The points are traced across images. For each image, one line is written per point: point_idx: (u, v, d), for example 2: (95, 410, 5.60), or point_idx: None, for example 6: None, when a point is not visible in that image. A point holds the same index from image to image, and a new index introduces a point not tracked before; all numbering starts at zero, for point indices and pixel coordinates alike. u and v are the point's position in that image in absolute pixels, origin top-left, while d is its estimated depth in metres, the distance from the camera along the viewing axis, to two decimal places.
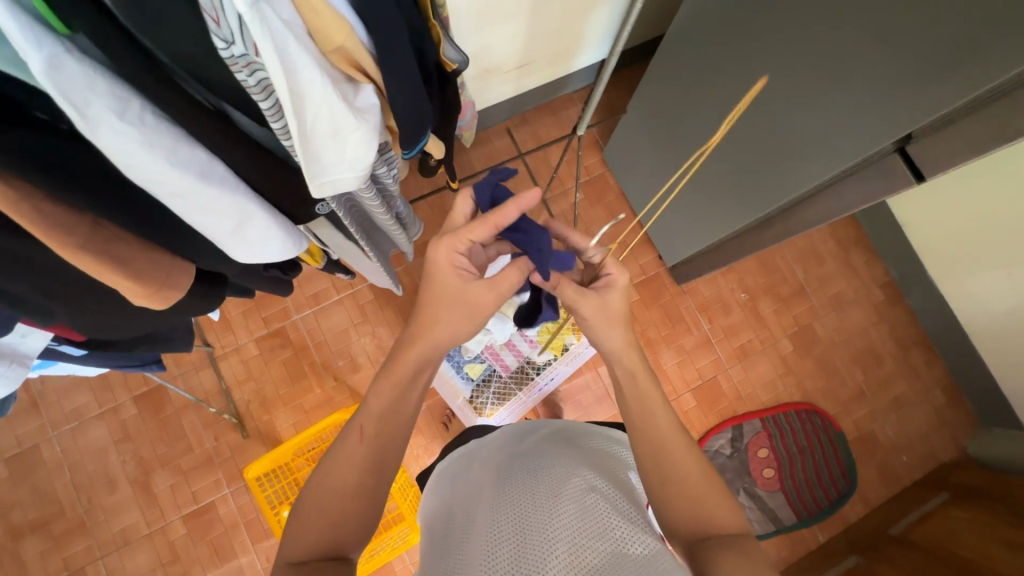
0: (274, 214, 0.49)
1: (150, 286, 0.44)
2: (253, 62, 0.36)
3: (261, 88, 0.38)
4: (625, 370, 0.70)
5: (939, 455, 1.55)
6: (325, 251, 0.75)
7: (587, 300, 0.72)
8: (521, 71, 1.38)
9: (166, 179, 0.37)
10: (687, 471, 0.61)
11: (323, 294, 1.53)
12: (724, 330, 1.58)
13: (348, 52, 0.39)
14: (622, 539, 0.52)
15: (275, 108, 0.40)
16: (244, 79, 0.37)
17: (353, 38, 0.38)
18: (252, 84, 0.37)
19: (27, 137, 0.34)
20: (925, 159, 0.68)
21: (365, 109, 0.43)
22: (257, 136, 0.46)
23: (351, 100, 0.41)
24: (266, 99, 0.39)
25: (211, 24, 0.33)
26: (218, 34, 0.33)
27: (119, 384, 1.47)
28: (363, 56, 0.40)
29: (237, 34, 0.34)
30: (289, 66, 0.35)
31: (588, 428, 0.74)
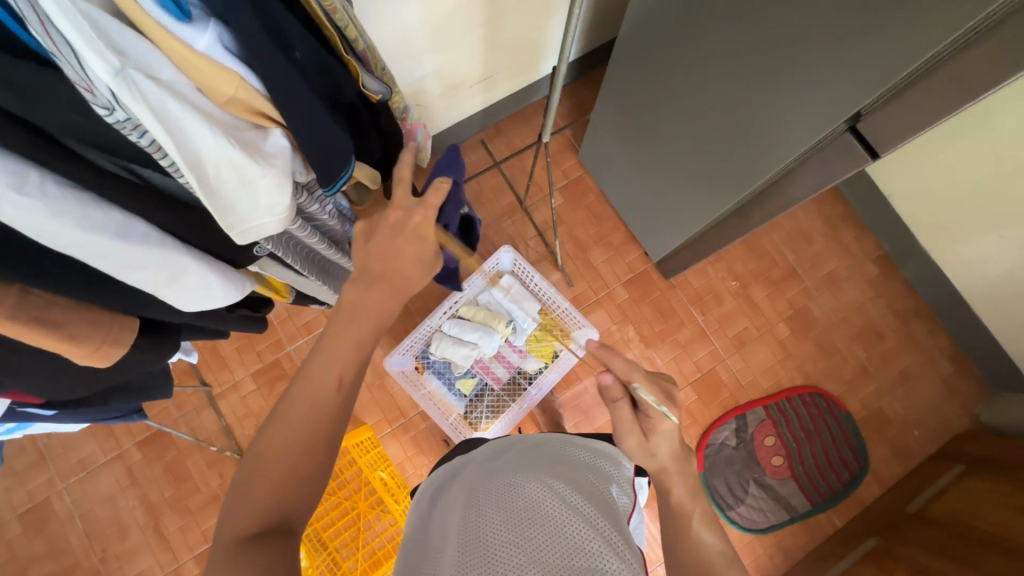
0: (208, 262, 0.49)
1: (89, 345, 0.44)
2: (139, 124, 0.37)
3: (156, 146, 0.39)
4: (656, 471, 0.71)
5: (952, 427, 1.51)
6: (292, 286, 0.79)
7: (629, 439, 0.71)
8: (487, 83, 1.38)
9: (80, 244, 0.38)
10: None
11: (314, 323, 1.54)
12: (718, 321, 1.57)
13: (243, 100, 0.40)
14: (596, 559, 0.49)
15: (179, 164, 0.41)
16: (135, 140, 0.38)
17: (245, 87, 0.39)
18: (146, 144, 0.38)
19: None
20: (877, 134, 0.69)
21: (273, 153, 0.44)
22: (177, 191, 0.47)
23: (257, 147, 0.42)
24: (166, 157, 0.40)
25: (86, 94, 0.33)
26: (97, 102, 0.34)
27: (122, 431, 1.49)
28: (260, 102, 0.41)
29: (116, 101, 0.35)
30: (172, 124, 0.36)
31: (571, 443, 0.72)
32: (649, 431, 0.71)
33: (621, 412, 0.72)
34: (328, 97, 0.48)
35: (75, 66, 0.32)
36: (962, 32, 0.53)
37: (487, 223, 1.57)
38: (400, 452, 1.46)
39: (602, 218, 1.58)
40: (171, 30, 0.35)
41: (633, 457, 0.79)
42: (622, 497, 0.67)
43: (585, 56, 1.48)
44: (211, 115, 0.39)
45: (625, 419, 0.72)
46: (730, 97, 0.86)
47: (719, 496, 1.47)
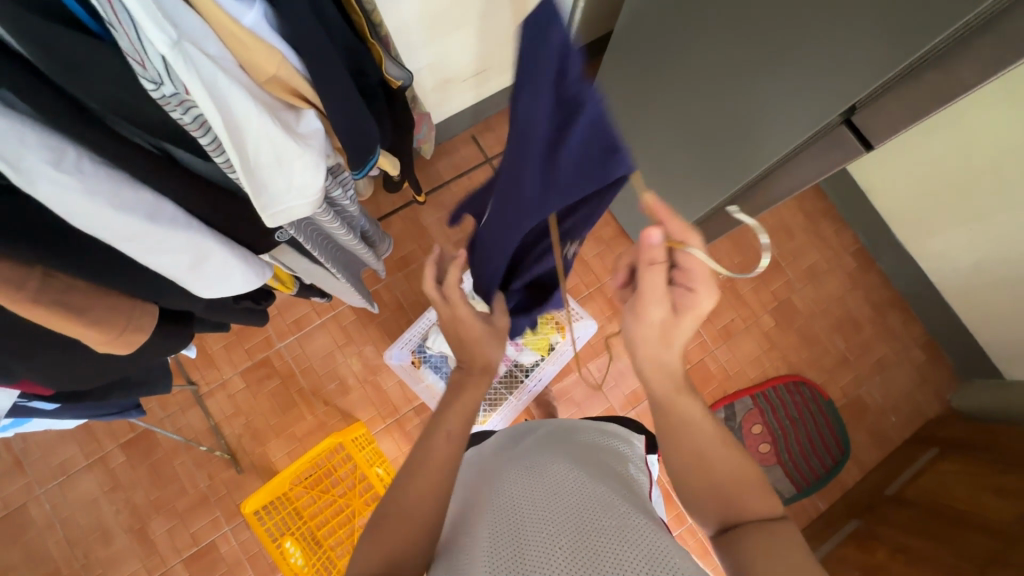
0: (232, 247, 0.49)
1: (110, 332, 0.43)
2: (184, 99, 0.37)
3: (197, 124, 0.39)
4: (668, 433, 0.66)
5: (925, 412, 1.58)
6: (297, 278, 0.77)
7: (658, 311, 0.58)
8: (479, 77, 1.38)
9: (115, 226, 0.37)
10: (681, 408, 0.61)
11: (304, 319, 1.52)
12: (706, 313, 1.60)
13: (283, 79, 0.40)
14: (623, 518, 0.50)
15: (215, 143, 0.42)
16: (179, 117, 0.38)
17: (286, 66, 0.39)
18: (188, 121, 0.39)
19: None
20: (872, 128, 0.71)
21: (308, 135, 0.44)
22: (207, 172, 0.47)
23: (293, 127, 0.43)
24: (205, 135, 0.40)
25: (137, 67, 0.34)
26: (146, 76, 0.35)
27: (104, 433, 1.44)
28: (298, 82, 0.41)
29: (165, 75, 0.35)
30: (220, 100, 0.36)
31: (585, 429, 0.73)
32: (682, 307, 0.58)
33: (655, 277, 0.56)
34: (358, 83, 0.50)
35: (130, 37, 0.33)
36: (961, 26, 0.56)
37: None
38: (394, 449, 1.48)
39: None
40: (221, 6, 0.35)
41: (642, 437, 0.80)
42: (638, 475, 0.68)
43: None
44: (255, 93, 0.39)
45: (656, 289, 0.57)
46: (723, 94, 0.88)
47: None
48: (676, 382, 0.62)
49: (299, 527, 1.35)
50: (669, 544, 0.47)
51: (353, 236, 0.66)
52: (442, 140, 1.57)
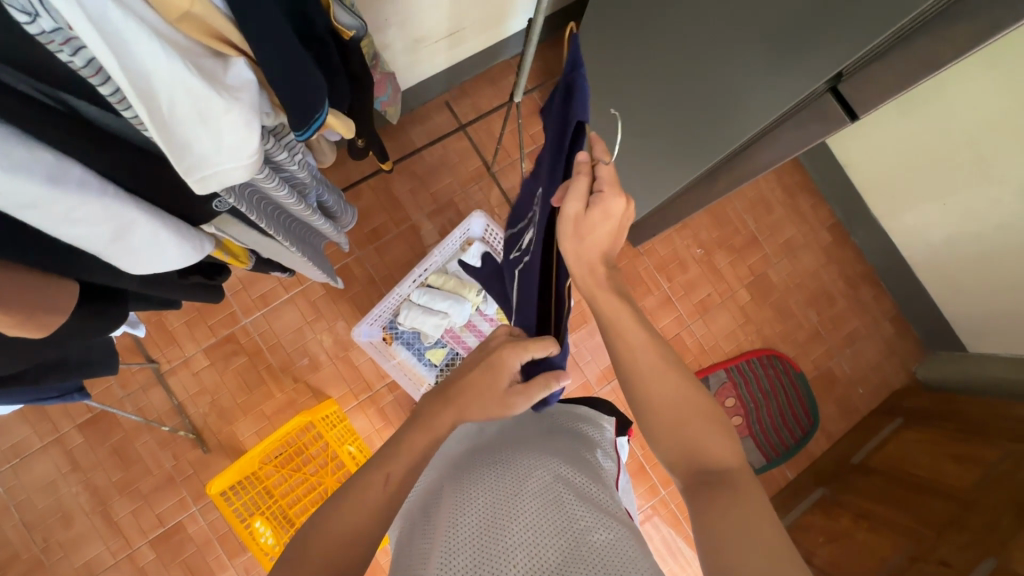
0: (162, 218, 0.44)
1: (20, 317, 0.38)
2: (70, 37, 0.31)
3: (94, 69, 0.34)
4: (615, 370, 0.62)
5: (892, 383, 1.62)
6: (253, 253, 0.72)
7: (578, 200, 0.52)
8: (453, 38, 1.30)
9: (6, 191, 0.32)
10: (644, 373, 0.59)
11: (271, 294, 1.46)
12: (684, 287, 1.59)
13: (198, 17, 0.35)
14: (584, 528, 0.46)
15: (120, 94, 0.36)
16: (67, 59, 0.33)
17: (200, 1, 0.34)
18: (80, 64, 0.33)
19: None
20: (857, 97, 0.68)
21: (235, 87, 0.40)
22: (115, 131, 0.41)
23: (217, 78, 0.38)
24: (104, 83, 0.35)
25: None
26: (14, 5, 0.29)
27: (60, 414, 1.37)
28: (220, 22, 0.36)
29: (38, 4, 0.30)
30: (114, 39, 0.31)
31: (556, 414, 0.71)
32: (595, 205, 0.53)
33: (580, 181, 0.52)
34: (302, 33, 0.45)
35: None
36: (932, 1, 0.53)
37: (454, 189, 1.52)
38: (367, 425, 1.45)
39: None
40: None
41: (614, 419, 0.79)
42: (607, 461, 0.66)
43: (551, 14, 1.42)
44: (162, 33, 0.34)
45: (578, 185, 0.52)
46: (699, 61, 0.84)
47: None
48: (656, 348, 0.60)
49: (269, 506, 1.33)
50: (629, 559, 0.44)
51: (307, 207, 0.62)
52: (414, 106, 1.49)
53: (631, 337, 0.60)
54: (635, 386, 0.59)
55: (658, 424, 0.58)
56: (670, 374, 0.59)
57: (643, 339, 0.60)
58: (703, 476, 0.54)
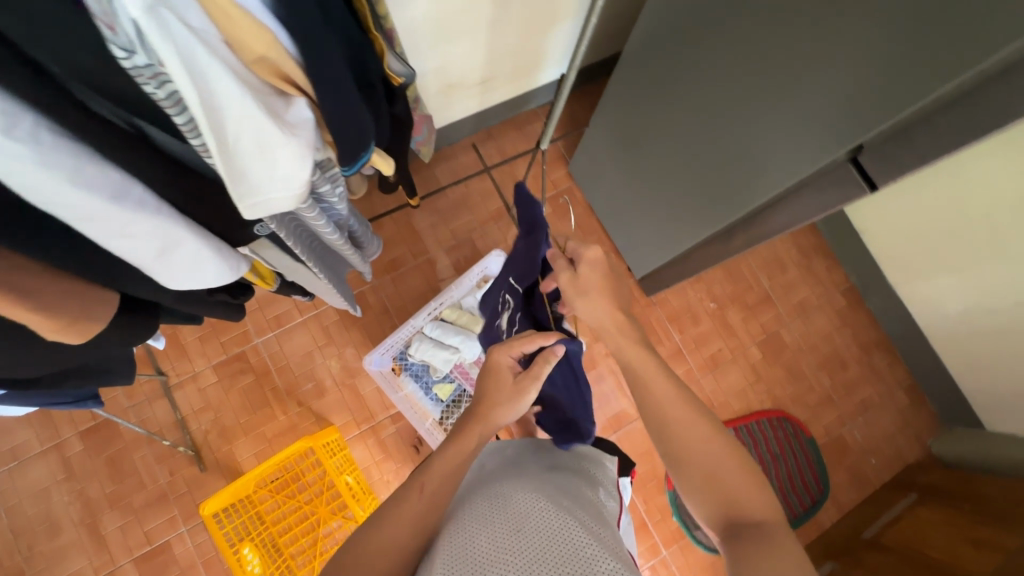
0: (206, 238, 0.46)
1: (61, 321, 0.39)
2: (159, 72, 0.34)
3: (173, 102, 0.37)
4: (650, 423, 0.63)
5: (906, 457, 1.57)
6: (279, 275, 0.73)
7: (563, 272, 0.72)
8: (485, 86, 1.37)
9: (72, 204, 0.34)
10: (670, 418, 0.62)
11: (285, 316, 1.47)
12: (694, 340, 1.59)
13: (272, 61, 0.38)
14: (589, 559, 0.45)
15: (192, 123, 0.39)
16: (152, 91, 0.35)
17: (277, 48, 0.37)
18: (163, 97, 0.36)
19: None
20: (877, 167, 0.69)
21: (296, 124, 0.42)
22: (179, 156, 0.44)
23: (280, 114, 0.41)
24: (180, 114, 0.38)
25: (107, 31, 0.31)
26: (116, 42, 0.32)
27: (64, 420, 1.37)
28: (291, 67, 0.39)
29: (137, 44, 0.32)
30: (197, 76, 0.34)
31: (556, 452, 0.71)
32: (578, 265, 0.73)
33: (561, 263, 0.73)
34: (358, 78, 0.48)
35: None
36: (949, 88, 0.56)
37: (474, 226, 1.55)
38: (366, 456, 1.44)
39: (589, 231, 1.56)
40: None
41: (614, 457, 0.78)
42: (609, 499, 0.66)
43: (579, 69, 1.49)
44: (238, 73, 0.37)
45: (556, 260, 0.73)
46: (722, 124, 0.87)
47: (688, 516, 1.41)
48: (687, 399, 0.63)
49: (259, 533, 1.30)
50: None
51: (340, 236, 0.64)
52: (441, 145, 1.55)
53: (661, 392, 0.64)
54: (664, 438, 0.62)
55: (689, 478, 0.59)
56: (701, 419, 0.61)
57: (671, 395, 0.63)
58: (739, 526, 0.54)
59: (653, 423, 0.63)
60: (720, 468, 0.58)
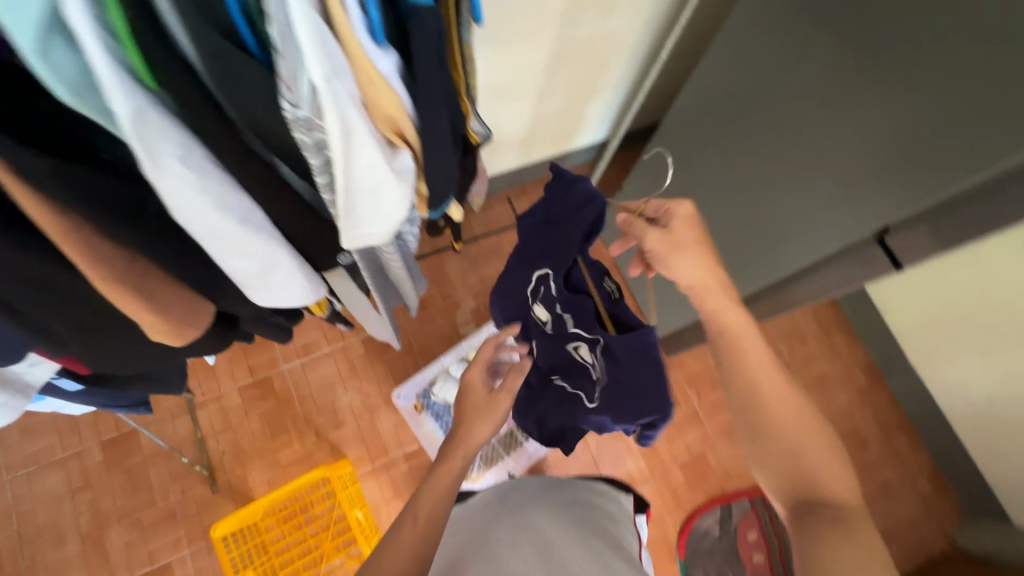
0: (300, 262, 0.50)
1: (169, 321, 0.44)
2: (314, 125, 0.35)
3: (315, 148, 0.37)
4: (739, 389, 0.64)
5: (928, 548, 1.51)
6: (331, 303, 0.76)
7: (650, 231, 0.64)
8: (526, 145, 1.47)
9: (209, 223, 0.39)
10: (761, 387, 0.62)
11: (313, 346, 1.52)
12: (712, 406, 1.53)
13: (395, 119, 0.39)
14: None
15: (323, 165, 0.39)
16: (302, 139, 0.36)
17: (401, 109, 0.39)
18: (308, 143, 0.36)
19: (99, 177, 0.37)
20: (902, 248, 0.74)
21: (404, 173, 0.43)
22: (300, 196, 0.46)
23: (397, 166, 0.41)
24: (317, 158, 0.38)
25: (284, 88, 0.32)
26: (288, 97, 0.33)
27: (88, 428, 1.40)
28: (407, 125, 0.40)
29: (305, 99, 0.33)
30: (348, 134, 0.35)
31: (581, 489, 0.81)
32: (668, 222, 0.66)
33: (639, 222, 0.66)
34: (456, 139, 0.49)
35: (288, 63, 0.31)
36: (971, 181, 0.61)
37: None
38: (376, 493, 1.43)
39: None
40: (366, 45, 0.34)
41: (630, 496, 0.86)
42: (629, 534, 0.74)
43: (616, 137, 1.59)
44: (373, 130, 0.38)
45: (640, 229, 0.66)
46: (753, 199, 0.93)
47: None
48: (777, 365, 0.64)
49: (262, 562, 1.29)
50: None
51: (406, 269, 0.67)
52: None
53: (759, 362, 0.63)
54: (755, 415, 0.63)
55: (773, 455, 0.62)
56: (791, 395, 0.62)
57: (765, 363, 0.63)
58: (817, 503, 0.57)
59: (747, 395, 0.63)
60: (808, 452, 0.60)
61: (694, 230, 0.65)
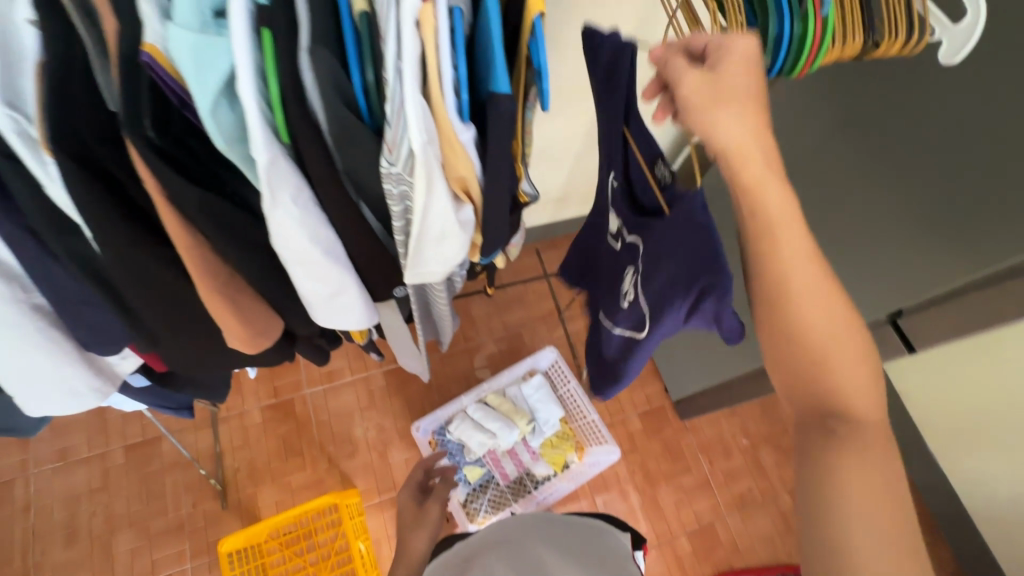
0: (363, 295, 0.55)
1: (248, 332, 0.51)
2: (402, 179, 0.42)
3: (399, 198, 0.44)
4: (773, 289, 0.50)
5: None
6: (370, 332, 0.79)
7: (690, 70, 0.46)
8: (559, 203, 1.56)
9: (301, 252, 0.46)
10: (795, 284, 0.49)
11: (336, 373, 1.57)
12: (724, 475, 1.51)
13: (465, 180, 0.46)
14: None
15: (402, 212, 0.46)
16: (390, 190, 0.43)
17: (473, 172, 0.45)
18: (394, 194, 0.44)
19: (231, 209, 0.44)
20: (917, 333, 0.75)
21: (465, 225, 0.49)
22: (377, 240, 0.51)
23: (461, 218, 0.48)
24: (399, 206, 0.45)
25: (387, 150, 0.40)
26: (388, 156, 0.41)
27: (115, 431, 1.46)
28: (475, 185, 0.47)
29: (401, 159, 0.41)
30: (429, 188, 0.42)
31: (585, 528, 0.83)
32: (719, 60, 0.46)
33: (679, 58, 0.47)
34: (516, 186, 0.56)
35: (394, 132, 0.40)
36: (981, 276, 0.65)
37: (525, 322, 1.66)
38: (381, 527, 1.44)
39: None
40: (453, 121, 0.41)
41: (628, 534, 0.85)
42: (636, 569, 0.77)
43: None
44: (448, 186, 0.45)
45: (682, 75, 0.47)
46: None
47: None
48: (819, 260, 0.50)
49: None
50: None
51: (449, 307, 0.71)
52: None
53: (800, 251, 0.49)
54: (778, 316, 0.50)
55: (793, 364, 0.50)
56: (834, 296, 0.49)
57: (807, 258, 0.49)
58: (841, 422, 0.48)
59: (787, 289, 0.49)
60: (836, 357, 0.49)
61: (754, 78, 0.46)
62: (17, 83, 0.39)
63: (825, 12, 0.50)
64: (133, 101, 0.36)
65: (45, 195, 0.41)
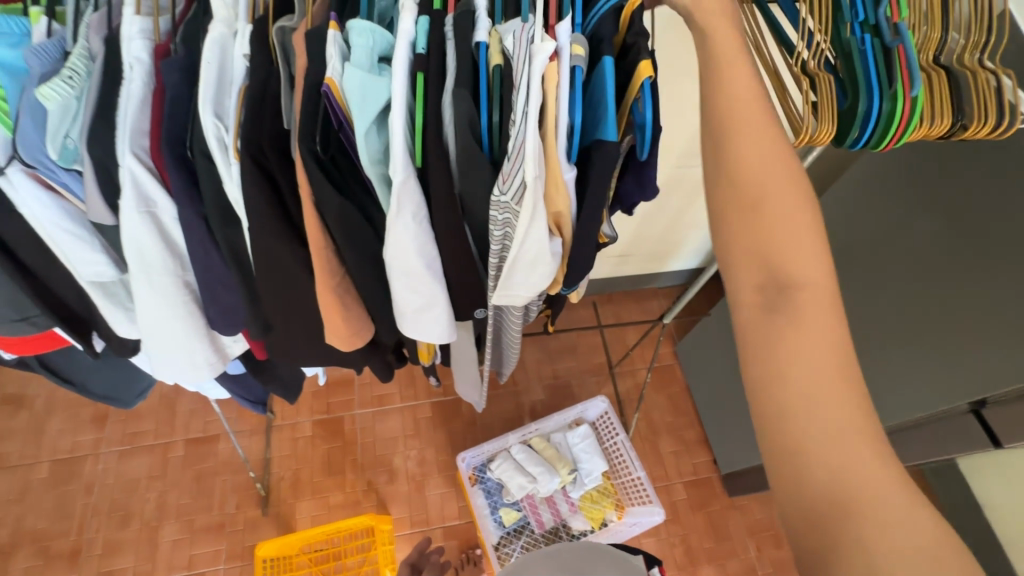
0: (449, 314, 0.59)
1: (345, 330, 0.57)
2: (509, 208, 0.48)
3: (501, 224, 0.50)
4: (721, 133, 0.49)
5: None
6: (436, 353, 0.82)
7: None
8: (621, 260, 1.60)
9: (408, 263, 0.51)
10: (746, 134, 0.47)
11: (387, 398, 1.62)
12: (772, 565, 1.41)
13: (562, 216, 0.51)
14: None
15: (501, 236, 0.52)
16: (495, 216, 0.49)
17: (569, 208, 0.50)
18: (498, 220, 0.49)
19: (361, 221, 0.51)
20: (1004, 426, 0.72)
21: (554, 254, 0.53)
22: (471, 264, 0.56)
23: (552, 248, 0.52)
24: (500, 231, 0.50)
25: (502, 182, 0.46)
26: (501, 188, 0.46)
27: (181, 423, 1.56)
28: (568, 222, 0.52)
29: (512, 192, 0.46)
30: (531, 217, 0.47)
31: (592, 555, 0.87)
32: None
33: None
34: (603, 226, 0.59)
35: (509, 166, 0.45)
36: None
37: (575, 372, 1.66)
38: None
39: (683, 410, 1.59)
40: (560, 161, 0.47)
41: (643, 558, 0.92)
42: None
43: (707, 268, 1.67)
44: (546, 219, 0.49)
45: None
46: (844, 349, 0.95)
47: None
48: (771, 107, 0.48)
49: None
50: None
51: (519, 335, 0.73)
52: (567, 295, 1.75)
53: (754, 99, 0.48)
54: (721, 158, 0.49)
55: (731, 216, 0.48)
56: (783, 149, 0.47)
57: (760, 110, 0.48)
58: (784, 293, 0.44)
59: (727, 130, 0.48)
60: (771, 208, 0.46)
61: None
62: (224, 102, 0.48)
63: (915, 92, 0.54)
64: (310, 122, 0.45)
65: (224, 189, 0.51)
